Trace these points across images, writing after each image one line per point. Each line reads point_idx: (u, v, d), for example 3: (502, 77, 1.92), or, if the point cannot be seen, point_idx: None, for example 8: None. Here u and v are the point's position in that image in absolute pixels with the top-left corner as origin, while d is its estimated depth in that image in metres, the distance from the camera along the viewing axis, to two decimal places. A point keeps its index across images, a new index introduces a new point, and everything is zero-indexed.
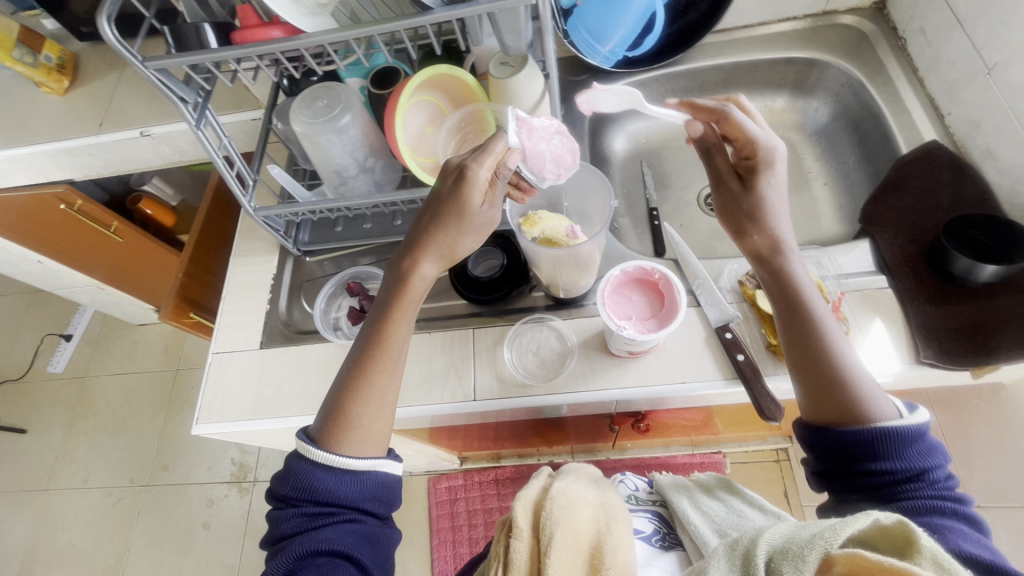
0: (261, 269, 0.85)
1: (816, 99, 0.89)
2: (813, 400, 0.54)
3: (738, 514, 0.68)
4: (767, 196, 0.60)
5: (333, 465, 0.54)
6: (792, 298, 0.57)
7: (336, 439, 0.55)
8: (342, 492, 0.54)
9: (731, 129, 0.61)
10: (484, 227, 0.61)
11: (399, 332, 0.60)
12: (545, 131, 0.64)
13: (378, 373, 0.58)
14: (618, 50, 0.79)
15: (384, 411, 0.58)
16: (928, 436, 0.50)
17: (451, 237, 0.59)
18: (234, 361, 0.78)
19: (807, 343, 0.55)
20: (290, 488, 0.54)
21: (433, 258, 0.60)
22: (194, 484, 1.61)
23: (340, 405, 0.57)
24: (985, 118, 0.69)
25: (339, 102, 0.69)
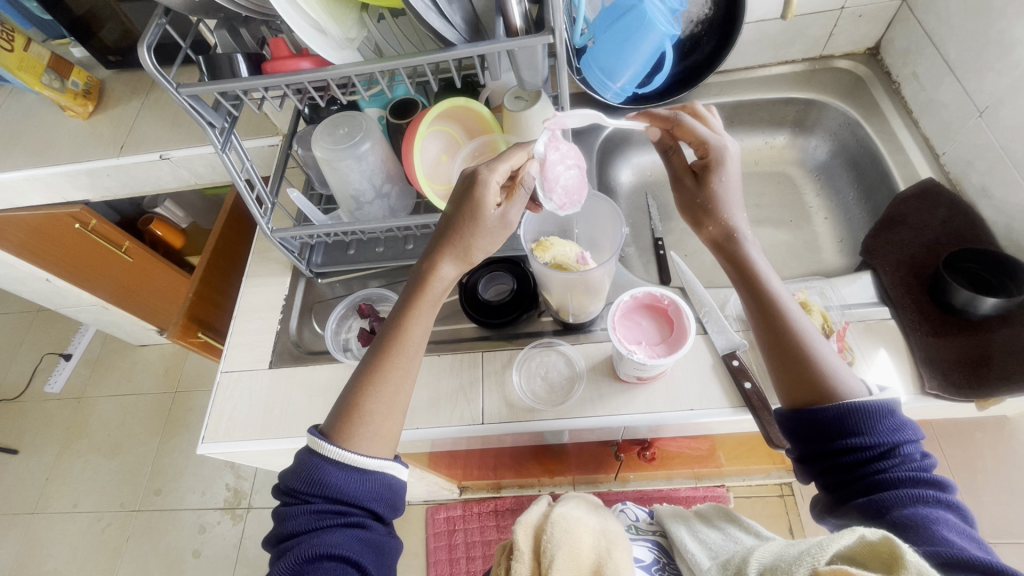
0: (272, 290, 0.87)
1: (815, 137, 0.93)
2: (790, 387, 0.56)
3: (734, 540, 0.69)
4: (720, 192, 0.61)
5: (343, 461, 0.54)
6: (753, 282, 0.59)
7: (347, 433, 0.56)
8: (350, 490, 0.54)
9: (685, 134, 0.63)
10: (500, 230, 0.61)
11: (414, 333, 0.61)
12: (566, 156, 0.65)
13: (393, 370, 0.60)
14: (628, 88, 0.78)
15: (395, 409, 0.59)
16: (893, 414, 0.51)
17: (467, 241, 0.61)
18: (243, 380, 0.78)
19: (773, 325, 0.57)
20: (300, 482, 0.54)
21: (452, 261, 0.62)
22: (186, 509, 1.58)
23: (355, 400, 0.58)
24: (977, 158, 0.72)
25: (359, 130, 0.72)
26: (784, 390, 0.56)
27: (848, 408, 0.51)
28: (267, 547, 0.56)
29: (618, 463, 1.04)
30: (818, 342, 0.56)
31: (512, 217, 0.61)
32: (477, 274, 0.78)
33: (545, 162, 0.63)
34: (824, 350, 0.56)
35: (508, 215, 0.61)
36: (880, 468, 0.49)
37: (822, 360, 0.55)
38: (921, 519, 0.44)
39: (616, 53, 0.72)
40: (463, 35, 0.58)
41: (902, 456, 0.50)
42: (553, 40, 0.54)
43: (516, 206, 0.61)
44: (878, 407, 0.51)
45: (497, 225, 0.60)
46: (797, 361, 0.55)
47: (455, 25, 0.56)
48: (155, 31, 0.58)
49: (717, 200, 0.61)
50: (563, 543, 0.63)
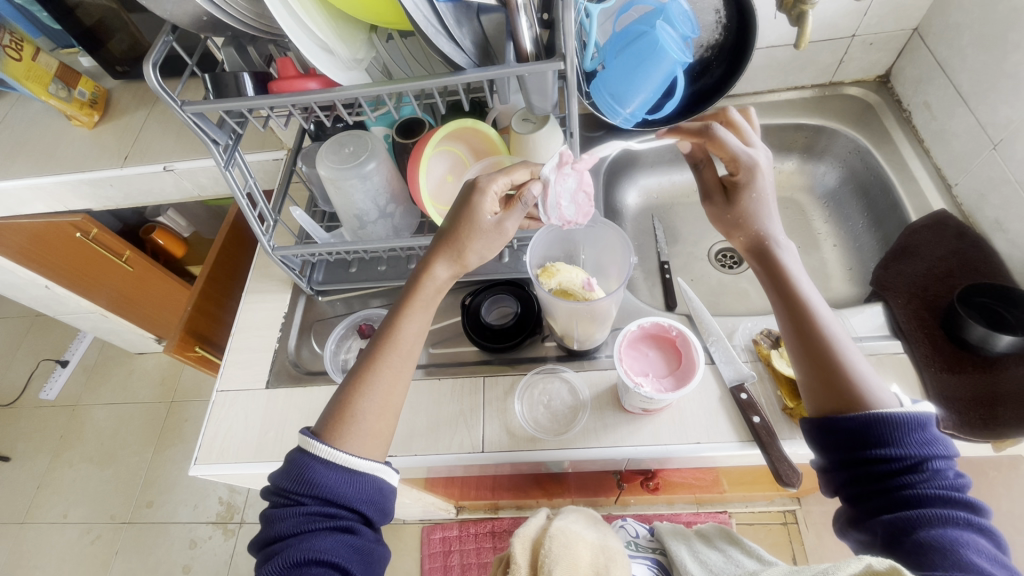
0: (272, 306, 0.85)
1: (825, 163, 0.92)
2: (818, 392, 0.54)
3: (736, 564, 0.66)
4: (751, 207, 0.61)
5: (334, 461, 0.53)
6: (786, 291, 0.58)
7: (338, 432, 0.55)
8: (341, 492, 0.52)
9: (717, 150, 0.61)
10: (494, 234, 0.59)
11: (408, 334, 0.60)
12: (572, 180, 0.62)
13: (386, 369, 0.58)
14: (638, 113, 0.77)
15: (387, 411, 0.58)
16: (924, 429, 0.49)
17: (462, 240, 0.59)
18: (238, 399, 0.77)
19: (811, 335, 0.55)
20: (290, 482, 0.52)
21: (445, 262, 0.60)
22: (178, 523, 1.55)
23: (346, 399, 0.57)
24: (992, 190, 0.71)
25: (365, 149, 0.71)
26: (809, 395, 0.55)
27: (876, 416, 0.49)
28: (254, 551, 0.54)
29: (618, 489, 1.02)
30: (847, 347, 0.55)
31: (506, 225, 0.60)
32: (481, 296, 0.76)
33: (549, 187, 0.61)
34: (853, 355, 0.54)
35: (504, 223, 0.60)
36: (909, 482, 0.47)
37: (850, 364, 0.53)
38: (949, 542, 0.43)
39: (627, 78, 0.71)
40: (473, 59, 0.57)
41: (932, 471, 0.48)
42: (564, 66, 0.53)
43: (513, 218, 0.60)
44: (910, 419, 0.49)
45: (492, 229, 0.59)
46: (828, 368, 0.54)
47: (465, 49, 0.56)
48: (161, 48, 0.57)
49: (748, 216, 0.61)
50: (561, 557, 0.61)
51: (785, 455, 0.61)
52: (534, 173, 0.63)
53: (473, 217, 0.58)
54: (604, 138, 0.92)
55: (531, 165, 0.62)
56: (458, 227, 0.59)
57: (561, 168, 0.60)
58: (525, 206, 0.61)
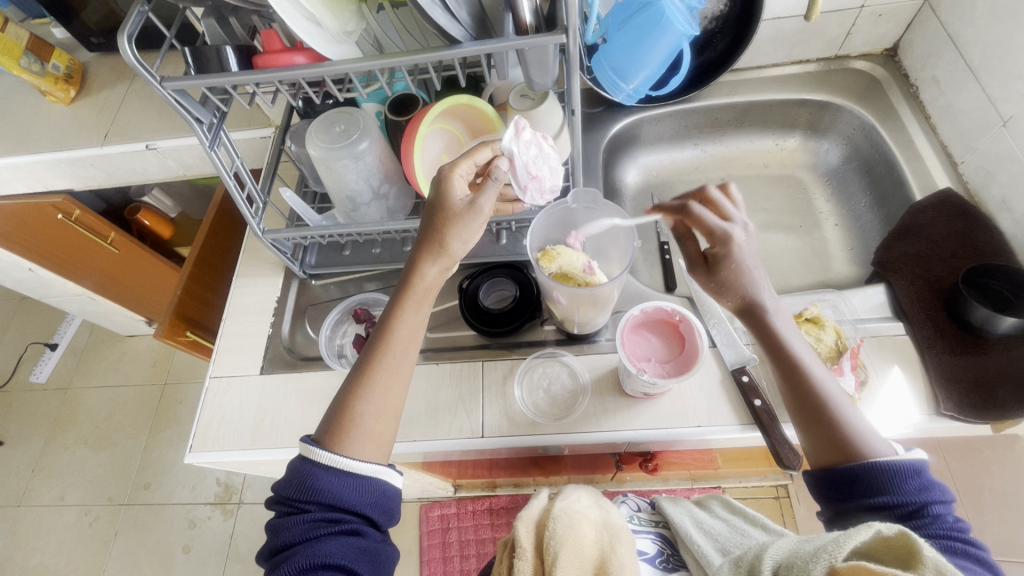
0: (265, 289, 0.83)
1: (828, 140, 0.90)
2: (816, 446, 0.53)
3: (743, 533, 0.67)
4: (738, 276, 0.57)
5: (336, 467, 0.52)
6: (783, 355, 0.56)
7: (338, 438, 0.54)
8: (345, 497, 0.51)
9: (695, 225, 0.59)
10: (470, 216, 0.58)
11: (401, 333, 0.59)
12: (531, 145, 0.61)
13: (381, 370, 0.57)
14: (641, 89, 0.75)
15: (385, 411, 0.57)
16: (921, 474, 0.48)
17: (442, 231, 0.58)
18: (233, 386, 0.75)
19: (808, 396, 0.54)
20: (292, 489, 0.51)
21: (430, 258, 0.59)
22: (177, 504, 1.56)
23: (345, 403, 0.56)
24: (999, 168, 0.70)
25: (357, 127, 0.68)
26: (810, 449, 0.54)
27: (870, 465, 0.49)
28: (262, 563, 0.53)
29: (615, 468, 1.03)
30: (841, 400, 0.54)
31: (482, 204, 0.58)
32: (479, 280, 0.74)
33: (514, 159, 0.60)
34: (848, 409, 0.53)
35: (478, 202, 0.58)
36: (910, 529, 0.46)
37: (847, 419, 0.52)
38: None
39: (630, 52, 0.69)
40: (469, 32, 0.54)
41: (932, 517, 0.46)
42: (566, 40, 0.50)
43: (486, 195, 0.58)
44: (904, 466, 0.48)
45: (466, 210, 0.57)
46: (826, 426, 0.52)
47: (461, 21, 0.53)
48: (136, 18, 0.53)
49: (732, 285, 0.58)
50: (566, 538, 0.61)
51: (786, 438, 0.61)
52: (498, 151, 0.62)
53: (450, 210, 0.58)
54: (603, 115, 0.90)
55: (491, 143, 0.61)
56: (438, 219, 0.58)
57: (519, 135, 0.59)
58: (498, 180, 0.58)
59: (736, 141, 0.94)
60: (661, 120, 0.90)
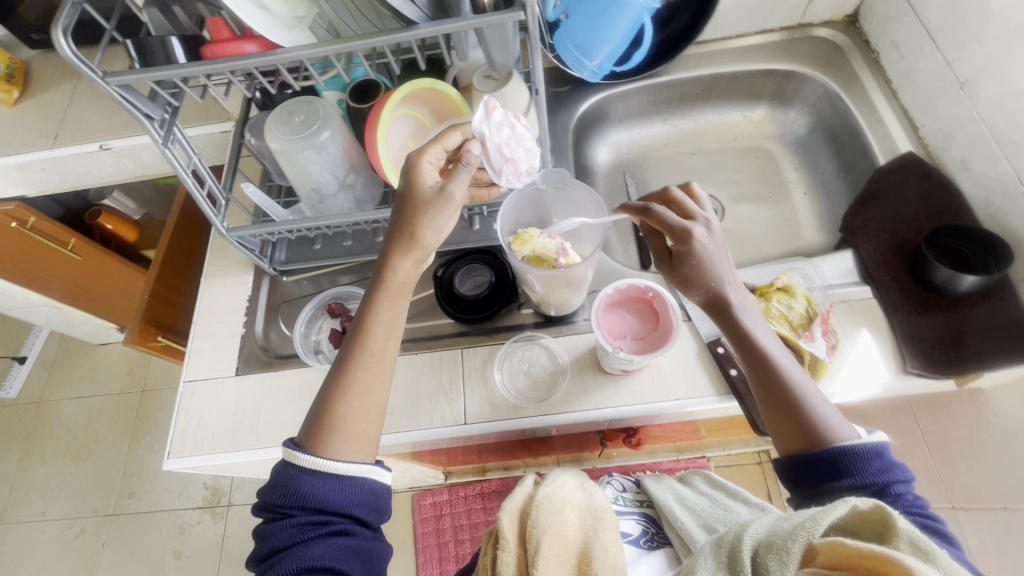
0: (235, 289, 0.81)
1: (794, 110, 0.91)
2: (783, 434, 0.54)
3: (725, 508, 0.71)
4: (701, 272, 0.57)
5: (320, 470, 0.52)
6: (750, 345, 0.56)
7: (321, 440, 0.53)
8: (330, 499, 0.51)
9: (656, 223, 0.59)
10: (440, 203, 0.57)
11: (379, 329, 0.58)
12: (503, 126, 0.59)
13: (360, 370, 0.57)
14: (605, 65, 0.75)
15: (367, 411, 0.56)
16: (883, 455, 0.50)
17: (414, 223, 0.57)
18: (208, 389, 0.74)
19: (775, 383, 0.55)
20: (277, 496, 0.51)
21: (403, 252, 0.58)
22: (164, 511, 1.54)
23: (325, 405, 0.55)
24: (958, 130, 0.71)
25: (317, 117, 0.66)
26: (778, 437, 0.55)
27: (837, 450, 0.50)
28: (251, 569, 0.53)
29: (601, 445, 1.04)
30: (809, 389, 0.54)
31: (453, 188, 0.57)
32: (454, 267, 0.74)
33: (487, 142, 0.58)
34: (814, 395, 0.54)
35: (448, 188, 0.57)
36: None
37: (813, 406, 0.53)
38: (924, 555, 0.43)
39: (593, 26, 0.67)
40: (426, 13, 0.53)
41: (894, 496, 0.48)
42: (524, 17, 0.49)
43: (457, 180, 0.57)
44: (867, 448, 0.50)
45: (436, 197, 0.57)
46: (792, 413, 0.53)
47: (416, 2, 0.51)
48: (72, 11, 0.51)
49: (696, 279, 0.57)
50: (548, 525, 0.61)
51: None
52: (468, 135, 0.61)
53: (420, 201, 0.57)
54: (571, 94, 0.89)
55: (461, 126, 0.60)
56: (411, 210, 0.57)
57: (490, 117, 0.57)
58: (469, 165, 0.57)
59: (705, 115, 0.94)
60: (630, 97, 0.90)
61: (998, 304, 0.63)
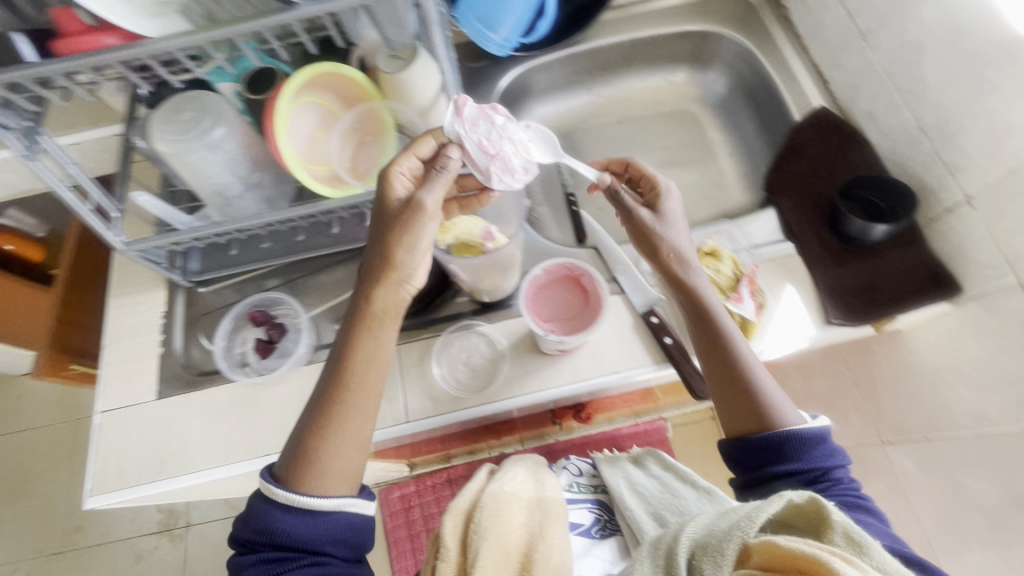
0: (146, 306, 0.75)
1: (713, 71, 0.90)
2: (732, 417, 0.56)
3: (672, 493, 0.72)
4: (674, 220, 0.61)
5: (291, 504, 0.50)
6: (716, 329, 0.57)
7: (303, 474, 0.51)
8: (303, 535, 0.49)
9: (637, 171, 0.64)
10: (413, 214, 0.52)
11: (363, 357, 0.54)
12: (476, 122, 0.57)
13: (344, 403, 0.53)
14: (511, 38, 0.80)
15: (350, 444, 0.53)
16: (825, 442, 0.53)
17: (388, 244, 0.54)
18: (128, 416, 0.69)
19: (734, 366, 0.56)
20: (249, 530, 0.50)
21: (385, 285, 0.54)
22: (117, 540, 1.46)
23: (306, 438, 0.52)
24: (863, 82, 0.72)
25: (206, 113, 0.61)
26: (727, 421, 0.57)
27: (785, 436, 0.52)
28: None
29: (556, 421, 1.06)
30: (763, 375, 0.56)
31: (427, 198, 0.53)
32: None
33: (464, 142, 0.56)
34: (768, 381, 0.56)
35: (421, 198, 0.53)
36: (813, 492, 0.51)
37: (766, 391, 0.55)
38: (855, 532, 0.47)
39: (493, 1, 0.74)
40: None
41: (831, 480, 0.51)
42: None
43: (430, 190, 0.53)
44: (812, 435, 0.53)
45: (408, 209, 0.53)
46: (746, 398, 0.55)
47: None
48: None
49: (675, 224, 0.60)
50: (489, 530, 0.61)
51: (697, 368, 0.64)
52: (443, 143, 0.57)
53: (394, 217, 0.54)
54: (489, 69, 0.85)
55: (434, 131, 0.57)
56: (386, 229, 0.54)
57: (461, 114, 0.56)
58: (445, 172, 0.54)
59: (627, 82, 0.93)
60: (551, 68, 0.88)
61: (908, 249, 0.66)
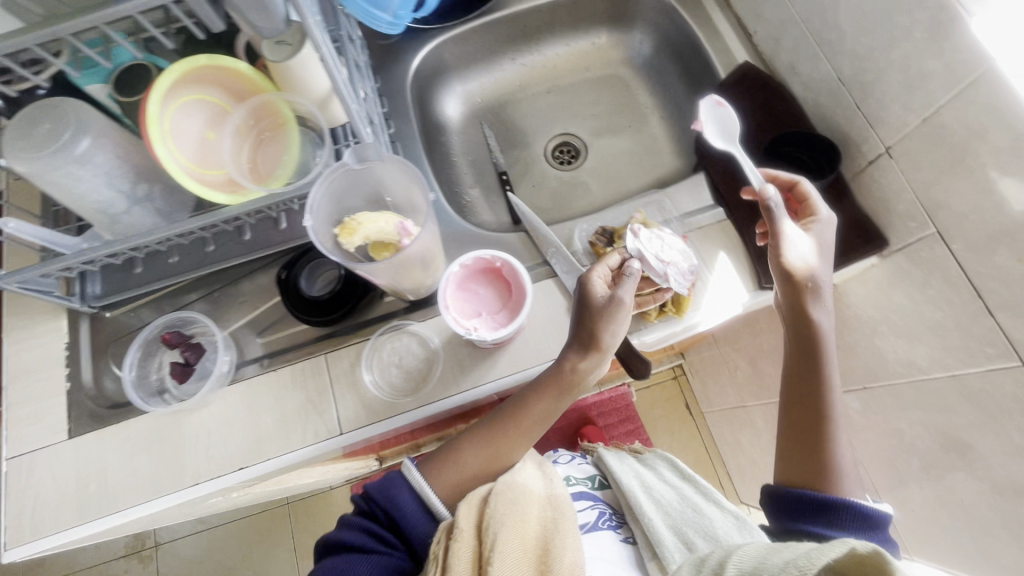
0: (45, 338, 0.69)
1: (638, 30, 0.86)
2: (789, 466, 0.58)
3: (695, 509, 0.65)
4: (816, 246, 0.59)
5: (418, 490, 0.57)
6: (812, 361, 0.59)
7: (435, 470, 0.60)
8: (410, 520, 0.55)
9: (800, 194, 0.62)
10: (613, 308, 0.56)
11: (533, 411, 0.60)
12: (652, 241, 0.63)
13: (502, 434, 0.61)
14: (402, 13, 0.67)
15: (485, 467, 0.61)
16: (882, 529, 0.52)
17: (586, 325, 0.57)
18: (38, 461, 0.63)
19: (815, 408, 0.58)
20: (377, 489, 0.57)
21: (577, 349, 0.57)
22: (82, 570, 1.40)
23: (456, 446, 0.62)
24: (784, 34, 0.70)
25: (66, 123, 0.54)
26: (783, 468, 0.58)
27: (845, 506, 0.52)
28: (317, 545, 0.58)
29: None
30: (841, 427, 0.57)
31: (623, 295, 0.56)
32: (297, 269, 0.66)
33: (643, 255, 0.61)
34: (842, 439, 0.57)
35: (619, 295, 0.56)
36: None
37: (837, 445, 0.56)
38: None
39: None
40: None
41: None
42: None
43: (627, 288, 0.57)
44: (874, 518, 0.52)
45: (607, 305, 0.56)
46: (812, 448, 0.57)
47: None
48: None
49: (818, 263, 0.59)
50: (506, 516, 0.53)
51: (633, 348, 0.63)
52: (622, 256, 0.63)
53: (592, 306, 0.57)
54: (400, 46, 0.79)
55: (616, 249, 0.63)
56: (584, 316, 0.57)
57: (639, 235, 0.62)
58: (633, 275, 0.58)
59: (551, 49, 0.89)
60: (467, 40, 0.83)
61: (834, 206, 0.66)
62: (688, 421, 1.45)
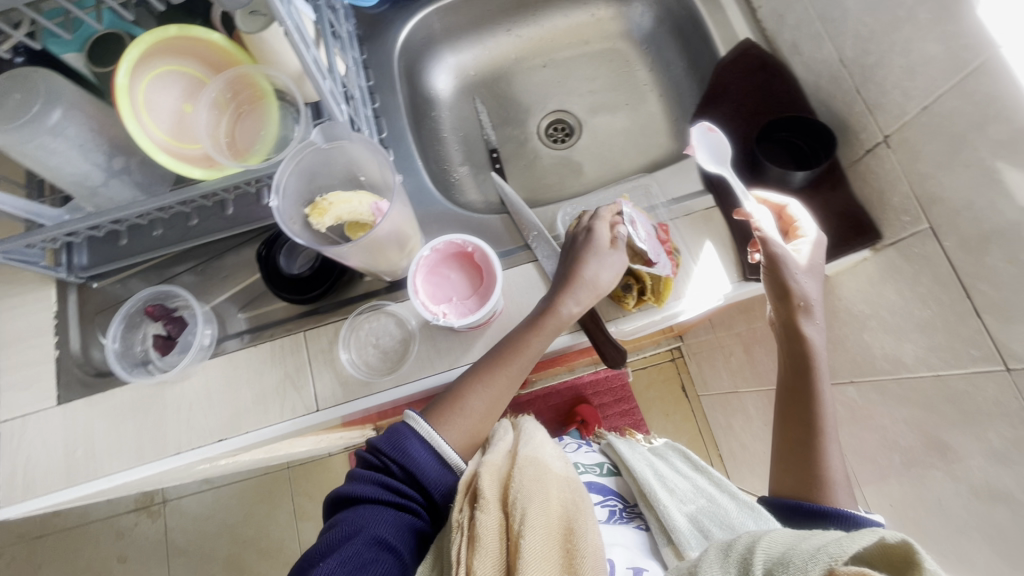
0: (34, 307, 0.70)
1: (639, 2, 0.82)
2: (784, 482, 0.57)
3: (706, 498, 0.61)
4: (811, 268, 0.57)
5: (430, 440, 0.54)
6: (808, 375, 0.58)
7: (443, 416, 0.57)
8: (426, 471, 0.53)
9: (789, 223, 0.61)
10: (609, 254, 0.59)
11: (531, 350, 0.58)
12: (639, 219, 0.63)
13: (502, 374, 0.58)
14: None
15: (492, 410, 0.58)
16: None
17: (580, 270, 0.58)
18: (29, 425, 0.66)
19: (810, 422, 0.57)
20: (385, 443, 0.54)
21: (574, 295, 0.58)
22: (95, 521, 1.47)
23: (460, 390, 0.58)
24: (788, 9, 0.66)
25: (37, 96, 0.54)
26: (778, 482, 0.58)
27: (839, 513, 0.51)
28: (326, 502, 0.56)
29: None
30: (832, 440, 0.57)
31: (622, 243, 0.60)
32: (277, 246, 0.67)
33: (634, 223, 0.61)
34: (834, 449, 0.56)
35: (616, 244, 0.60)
36: None
37: (829, 462, 0.55)
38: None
39: None
40: None
41: None
42: None
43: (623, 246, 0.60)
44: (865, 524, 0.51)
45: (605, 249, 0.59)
46: (804, 462, 0.56)
47: None
48: None
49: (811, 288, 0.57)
50: (534, 493, 0.50)
51: (609, 335, 0.62)
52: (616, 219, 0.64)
53: (586, 247, 0.60)
54: (388, 16, 0.77)
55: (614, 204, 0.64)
56: (573, 254, 0.60)
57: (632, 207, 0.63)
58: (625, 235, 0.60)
59: (548, 20, 0.85)
60: (457, 9, 0.80)
61: (827, 196, 0.63)
62: (683, 404, 1.44)
